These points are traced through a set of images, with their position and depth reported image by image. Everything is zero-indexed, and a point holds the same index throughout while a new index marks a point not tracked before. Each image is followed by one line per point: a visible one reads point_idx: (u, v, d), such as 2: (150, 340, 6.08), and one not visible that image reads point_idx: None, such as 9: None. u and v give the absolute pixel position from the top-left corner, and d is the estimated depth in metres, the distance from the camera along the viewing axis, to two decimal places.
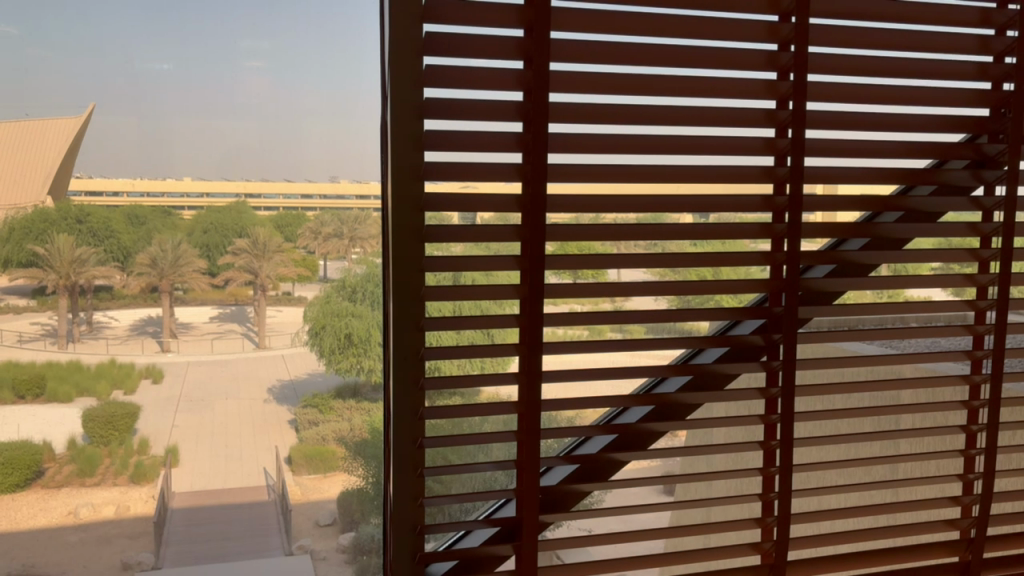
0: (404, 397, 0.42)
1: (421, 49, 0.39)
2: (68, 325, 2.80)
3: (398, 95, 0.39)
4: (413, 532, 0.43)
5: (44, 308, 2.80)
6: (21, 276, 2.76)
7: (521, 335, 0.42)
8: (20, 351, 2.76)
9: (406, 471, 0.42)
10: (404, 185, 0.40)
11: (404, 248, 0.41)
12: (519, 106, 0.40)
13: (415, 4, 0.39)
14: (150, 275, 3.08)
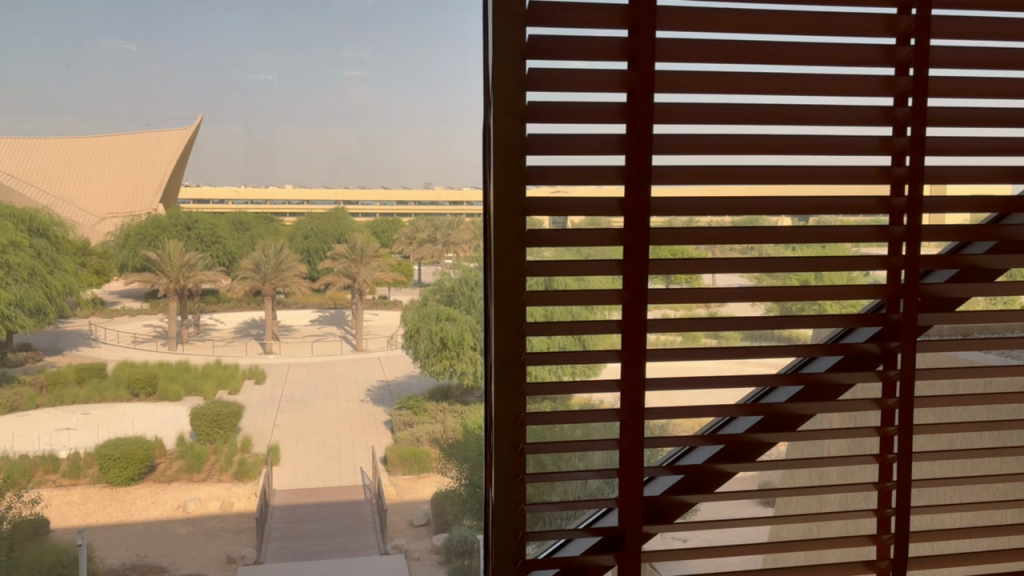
0: (505, 402, 0.42)
1: (523, 54, 0.39)
2: (178, 326, 2.95)
3: (499, 99, 0.39)
4: (513, 538, 0.42)
5: (157, 312, 2.91)
6: (137, 280, 2.89)
7: (624, 340, 0.41)
8: (134, 351, 2.92)
9: (506, 477, 0.42)
10: (506, 189, 0.40)
11: (505, 252, 0.40)
12: (623, 107, 0.39)
13: (518, 8, 0.38)
14: (253, 277, 3.10)
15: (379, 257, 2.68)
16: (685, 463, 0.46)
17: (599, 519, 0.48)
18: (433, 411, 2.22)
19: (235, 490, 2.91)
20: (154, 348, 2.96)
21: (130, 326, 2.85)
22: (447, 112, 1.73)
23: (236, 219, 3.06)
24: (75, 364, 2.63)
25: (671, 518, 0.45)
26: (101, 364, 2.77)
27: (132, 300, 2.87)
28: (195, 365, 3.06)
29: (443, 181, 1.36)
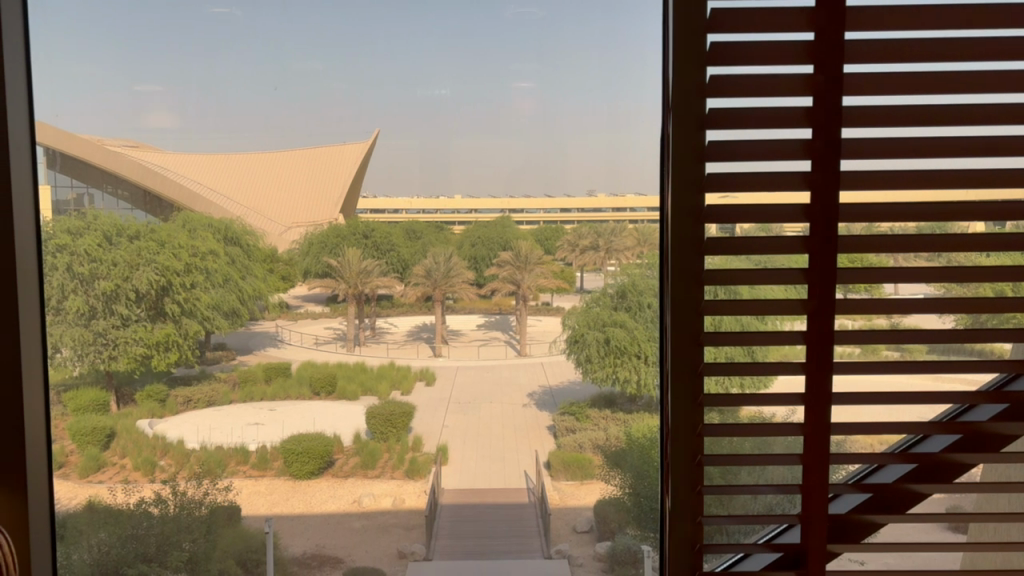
0: (682, 409, 0.41)
1: (704, 62, 0.39)
2: (355, 329, 3.16)
3: (680, 107, 0.39)
4: (688, 551, 0.42)
5: (337, 314, 3.17)
6: (318, 284, 3.15)
7: (808, 353, 0.40)
8: (317, 351, 3.10)
9: (684, 486, 0.42)
10: (683, 200, 0.40)
11: (683, 259, 0.40)
12: (808, 111, 0.38)
13: (698, 19, 0.39)
14: (425, 284, 3.19)
15: (542, 264, 2.73)
16: (874, 481, 0.44)
17: (780, 535, 0.47)
18: (597, 419, 2.23)
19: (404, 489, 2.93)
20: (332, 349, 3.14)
21: (311, 330, 3.05)
22: (620, 121, 1.72)
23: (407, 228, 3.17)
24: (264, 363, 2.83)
25: (858, 538, 0.43)
26: (287, 363, 2.99)
27: (312, 302, 3.05)
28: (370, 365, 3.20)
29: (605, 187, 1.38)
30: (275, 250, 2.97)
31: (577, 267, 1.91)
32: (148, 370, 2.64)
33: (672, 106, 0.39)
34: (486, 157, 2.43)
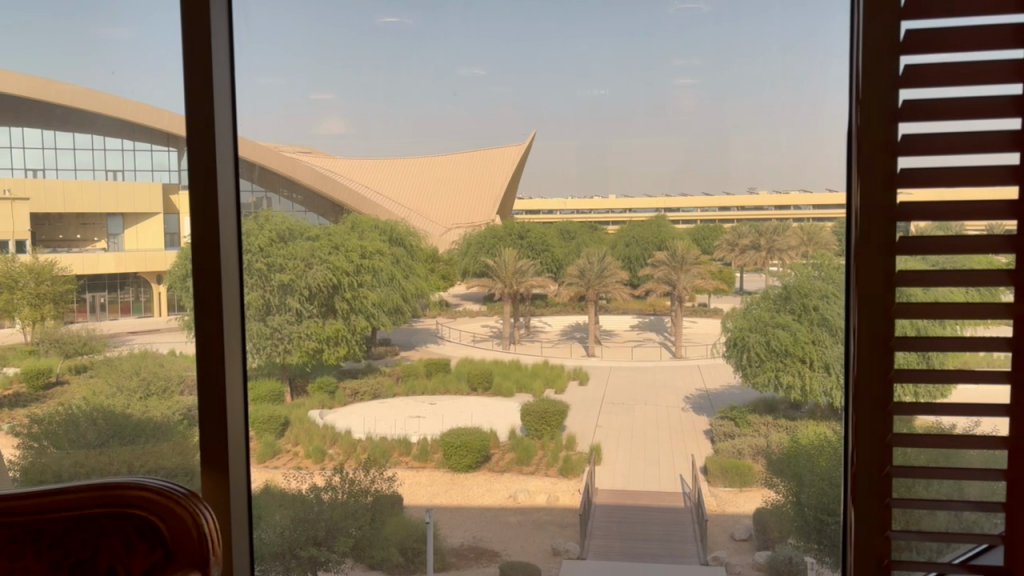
0: (875, 387, 0.54)
1: (897, 85, 0.53)
2: (510, 328, 3.06)
3: (875, 122, 0.53)
4: (879, 535, 0.55)
5: (495, 313, 3.09)
6: (479, 285, 3.08)
7: (1009, 340, 0.52)
8: (471, 347, 3.07)
9: (876, 450, 0.55)
10: (873, 218, 0.53)
11: (872, 264, 0.54)
12: (1016, 105, 0.50)
13: (892, 54, 0.52)
14: (579, 284, 3.15)
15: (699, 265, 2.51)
16: None
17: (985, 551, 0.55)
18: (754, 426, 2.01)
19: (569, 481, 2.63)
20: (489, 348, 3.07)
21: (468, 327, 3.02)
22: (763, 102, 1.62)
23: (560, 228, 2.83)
24: (422, 359, 2.87)
25: None
26: (441, 357, 3.06)
27: (470, 302, 2.96)
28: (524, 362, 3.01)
29: (765, 186, 1.36)
30: (436, 251, 3.04)
31: (737, 267, 1.83)
32: (320, 362, 2.35)
33: (867, 127, 0.53)
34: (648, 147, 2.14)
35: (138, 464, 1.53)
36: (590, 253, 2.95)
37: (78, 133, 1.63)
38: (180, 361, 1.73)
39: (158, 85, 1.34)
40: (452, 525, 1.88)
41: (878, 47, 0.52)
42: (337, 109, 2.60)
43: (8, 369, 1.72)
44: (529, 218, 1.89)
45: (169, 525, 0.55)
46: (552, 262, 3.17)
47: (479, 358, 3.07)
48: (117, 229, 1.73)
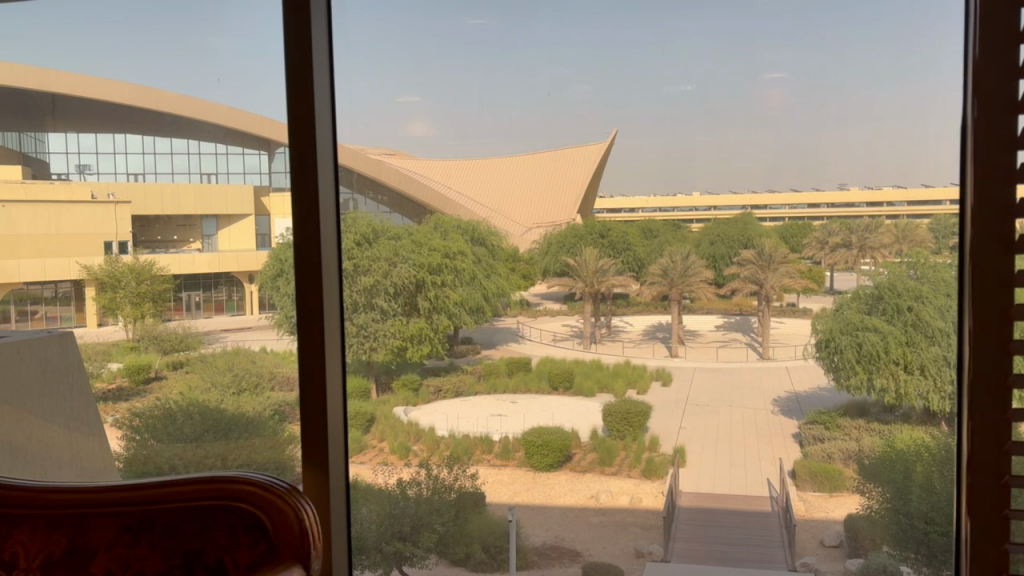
0: (994, 362, 0.67)
1: (1007, 84, 0.65)
2: (568, 329, 2.51)
3: (993, 117, 0.66)
4: (998, 515, 0.69)
5: (519, 315, 2.44)
6: (515, 292, 2.41)
7: None
8: (513, 351, 2.34)
9: (994, 418, 0.68)
10: (991, 213, 0.66)
11: (996, 255, 0.67)
12: None
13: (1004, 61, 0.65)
14: (660, 278, 2.43)
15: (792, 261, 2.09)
16: None
17: None
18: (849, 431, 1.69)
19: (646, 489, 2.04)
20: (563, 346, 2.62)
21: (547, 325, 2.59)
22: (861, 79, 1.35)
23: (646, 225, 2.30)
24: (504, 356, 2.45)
25: None
26: (484, 359, 2.36)
27: (511, 310, 2.41)
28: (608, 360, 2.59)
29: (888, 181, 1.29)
30: (520, 250, 2.39)
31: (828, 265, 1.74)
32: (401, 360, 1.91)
33: (991, 123, 0.66)
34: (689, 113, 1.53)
35: (232, 459, 1.69)
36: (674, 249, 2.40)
37: (175, 139, 1.79)
38: (271, 358, 1.82)
39: (249, 94, 1.60)
40: (531, 522, 1.77)
41: (995, 39, 0.65)
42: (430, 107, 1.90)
43: (116, 364, 1.94)
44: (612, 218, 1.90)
45: (277, 514, 0.71)
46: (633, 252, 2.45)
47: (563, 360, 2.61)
48: (212, 231, 1.78)
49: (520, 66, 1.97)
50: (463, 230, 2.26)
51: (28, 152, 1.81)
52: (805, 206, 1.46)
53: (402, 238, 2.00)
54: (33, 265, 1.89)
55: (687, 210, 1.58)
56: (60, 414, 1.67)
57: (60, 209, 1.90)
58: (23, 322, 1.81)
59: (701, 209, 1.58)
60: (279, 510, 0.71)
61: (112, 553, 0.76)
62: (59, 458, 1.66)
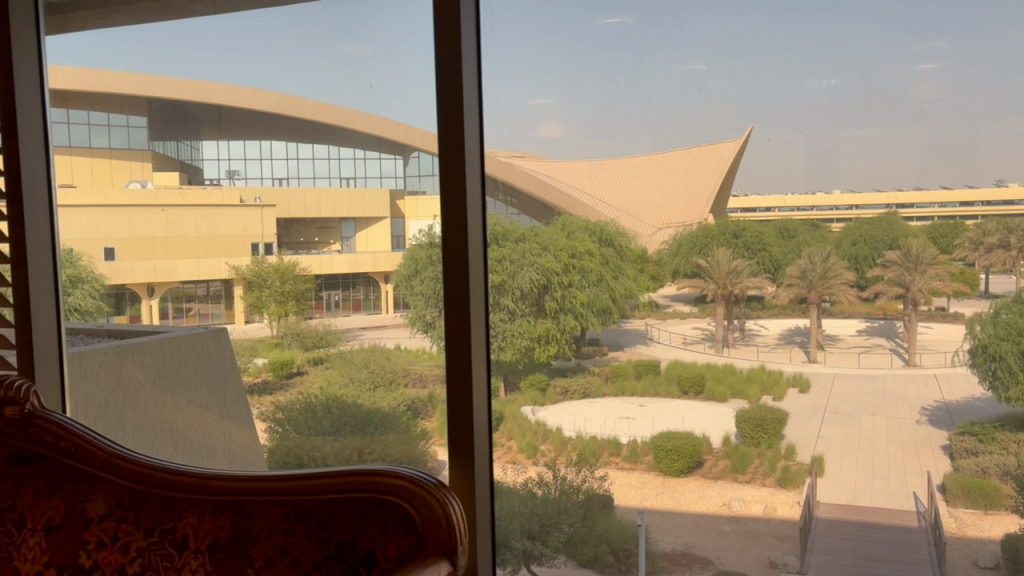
0: None
1: None
2: (723, 331, 1.57)
3: None
4: None
5: (705, 316, 1.58)
6: (689, 286, 1.59)
7: None
8: (682, 353, 1.60)
9: None
10: None
11: None
12: None
13: None
14: (814, 271, 1.47)
15: None
16: None
17: None
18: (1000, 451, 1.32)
19: (775, 520, 1.51)
20: (696, 351, 1.60)
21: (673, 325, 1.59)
22: None
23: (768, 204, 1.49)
24: (637, 363, 1.63)
25: None
26: (654, 362, 1.62)
27: (683, 304, 1.58)
28: (739, 368, 1.56)
29: None
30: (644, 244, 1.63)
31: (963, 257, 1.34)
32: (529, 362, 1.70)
33: None
34: (861, 101, 1.39)
35: (368, 452, 1.85)
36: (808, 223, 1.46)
37: (317, 145, 1.88)
38: (406, 356, 1.81)
39: (399, 101, 1.77)
40: (662, 528, 1.59)
41: None
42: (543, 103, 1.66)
43: (261, 360, 2.00)
44: (746, 221, 1.53)
45: (427, 509, 0.88)
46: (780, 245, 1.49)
47: (671, 369, 1.61)
48: (350, 232, 1.87)
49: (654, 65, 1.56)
50: (591, 230, 1.67)
51: (185, 160, 1.98)
52: (957, 204, 1.34)
53: (528, 241, 1.69)
54: (190, 265, 2.04)
55: (830, 210, 1.43)
56: (217, 406, 2.04)
57: (212, 212, 2.00)
58: (181, 319, 2.04)
59: (842, 209, 1.42)
60: (428, 505, 0.89)
61: (280, 535, 0.98)
62: (216, 444, 2.03)
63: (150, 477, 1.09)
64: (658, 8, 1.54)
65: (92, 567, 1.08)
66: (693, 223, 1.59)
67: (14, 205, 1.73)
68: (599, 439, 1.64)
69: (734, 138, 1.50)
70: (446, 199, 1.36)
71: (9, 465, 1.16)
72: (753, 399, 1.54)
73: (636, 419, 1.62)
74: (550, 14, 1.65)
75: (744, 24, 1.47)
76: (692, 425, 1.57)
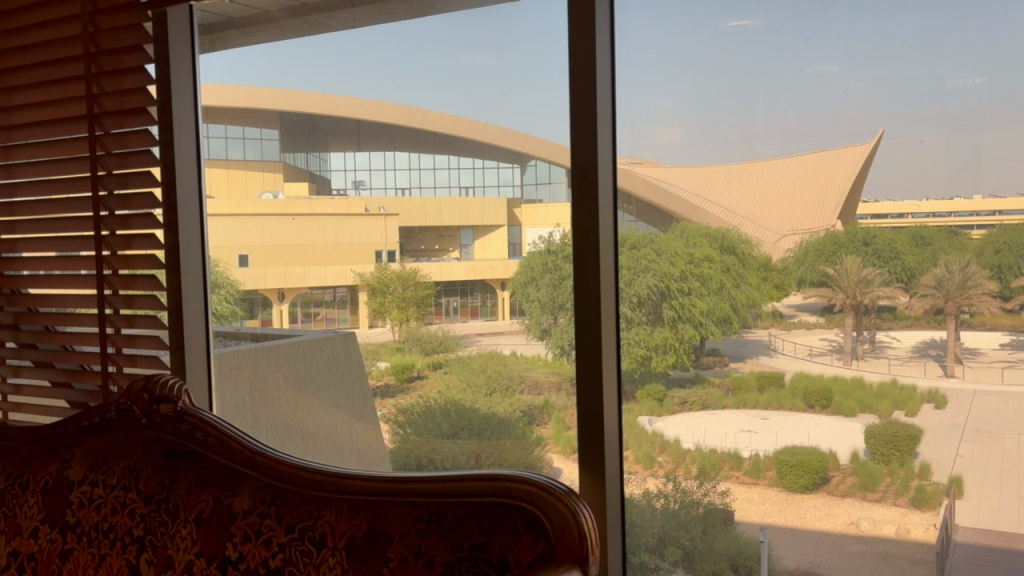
0: None
1: None
2: (851, 342, 1.50)
3: None
4: None
5: (833, 327, 1.52)
6: (816, 295, 1.54)
7: None
8: (808, 365, 1.54)
9: None
10: None
11: None
12: None
13: None
14: (950, 282, 1.38)
15: None
16: None
17: None
18: None
19: (906, 543, 1.41)
20: (824, 363, 1.52)
21: (799, 335, 1.54)
22: None
23: (897, 210, 1.43)
24: (759, 374, 1.58)
25: None
26: (777, 374, 1.56)
27: (809, 314, 1.53)
28: (869, 381, 1.48)
29: None
30: (770, 255, 1.58)
31: None
32: (646, 372, 1.67)
33: None
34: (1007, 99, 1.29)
35: (485, 456, 1.85)
36: (943, 230, 1.38)
37: (439, 154, 1.96)
38: (522, 362, 1.81)
39: (523, 112, 1.80)
40: (785, 546, 1.54)
41: None
42: (667, 108, 1.62)
43: (383, 364, 2.06)
44: (876, 228, 1.46)
45: (558, 517, 0.93)
46: (912, 253, 1.42)
47: (795, 381, 1.55)
48: (469, 240, 1.94)
49: (783, 69, 1.50)
50: (712, 237, 1.64)
51: (314, 171, 2.09)
52: None
53: (646, 248, 1.68)
54: (318, 271, 2.12)
55: (970, 215, 1.34)
56: (343, 408, 2.07)
57: (340, 221, 2.09)
58: (309, 324, 2.12)
59: (982, 215, 1.33)
60: (560, 513, 0.93)
61: (413, 536, 1.02)
62: (342, 444, 2.07)
63: (292, 477, 1.19)
64: (787, 9, 1.50)
65: (238, 558, 1.17)
66: (820, 228, 1.53)
67: (169, 214, 1.84)
68: (720, 452, 1.60)
69: (862, 138, 1.45)
70: (577, 206, 1.39)
71: (167, 459, 1.32)
72: (885, 412, 1.46)
73: (759, 432, 1.57)
74: (676, 19, 1.61)
75: (878, 22, 1.41)
76: (818, 440, 1.51)
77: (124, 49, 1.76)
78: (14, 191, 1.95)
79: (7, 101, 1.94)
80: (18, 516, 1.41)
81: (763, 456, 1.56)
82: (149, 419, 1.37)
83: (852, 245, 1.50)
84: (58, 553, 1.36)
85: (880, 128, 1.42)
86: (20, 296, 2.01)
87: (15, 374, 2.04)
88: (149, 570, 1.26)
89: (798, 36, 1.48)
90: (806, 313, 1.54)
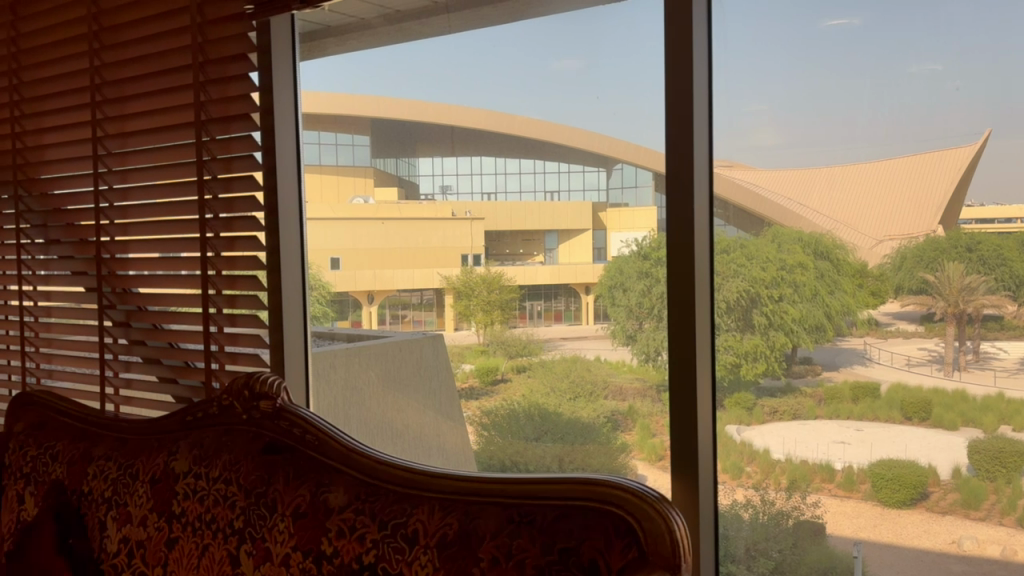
0: None
1: None
2: (954, 352, 1.41)
3: None
4: None
5: (933, 337, 1.44)
6: (914, 303, 1.47)
7: None
8: (906, 376, 1.47)
9: None
10: None
11: None
12: None
13: None
14: None
15: None
16: None
17: None
18: None
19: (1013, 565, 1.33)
20: (925, 374, 1.44)
21: (897, 345, 1.48)
22: None
23: (1004, 215, 1.36)
24: (853, 384, 1.53)
25: None
26: (872, 385, 1.50)
27: (908, 322, 1.47)
28: (972, 393, 1.38)
29: None
30: (864, 262, 1.53)
31: None
32: (735, 380, 1.63)
33: None
34: None
35: (569, 460, 1.85)
36: None
37: (524, 159, 2.00)
38: (607, 368, 1.80)
39: (612, 116, 1.79)
40: (880, 562, 1.49)
41: None
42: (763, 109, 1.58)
43: (468, 366, 2.10)
44: (981, 233, 1.38)
45: (650, 522, 0.93)
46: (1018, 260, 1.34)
47: (892, 392, 1.48)
48: (554, 243, 1.98)
49: (885, 67, 1.45)
50: (804, 241, 1.60)
51: (402, 176, 2.12)
52: None
53: (735, 253, 1.64)
54: (405, 274, 2.22)
55: None
56: (432, 407, 2.13)
57: (431, 226, 2.17)
58: (398, 324, 2.16)
59: None
60: (652, 519, 0.93)
61: (505, 537, 1.02)
62: (430, 444, 2.12)
63: (387, 475, 1.23)
64: (891, 7, 1.45)
65: (333, 553, 1.19)
66: (920, 234, 1.47)
67: (270, 217, 1.91)
68: (811, 463, 1.57)
69: (970, 137, 1.37)
70: (672, 209, 1.37)
71: (265, 454, 1.37)
72: (990, 425, 1.35)
73: (852, 443, 1.52)
74: (772, 18, 1.58)
75: (990, 15, 1.34)
76: (916, 453, 1.44)
77: (230, 59, 1.82)
78: (126, 195, 2.05)
79: (120, 110, 2.03)
80: (129, 504, 1.48)
81: (858, 468, 1.51)
82: (250, 416, 1.43)
83: (954, 251, 1.42)
84: (164, 540, 1.42)
85: (988, 128, 1.36)
86: (130, 295, 2.11)
87: (127, 369, 2.14)
88: (247, 562, 1.30)
89: (902, 33, 1.44)
90: (903, 322, 1.47)
